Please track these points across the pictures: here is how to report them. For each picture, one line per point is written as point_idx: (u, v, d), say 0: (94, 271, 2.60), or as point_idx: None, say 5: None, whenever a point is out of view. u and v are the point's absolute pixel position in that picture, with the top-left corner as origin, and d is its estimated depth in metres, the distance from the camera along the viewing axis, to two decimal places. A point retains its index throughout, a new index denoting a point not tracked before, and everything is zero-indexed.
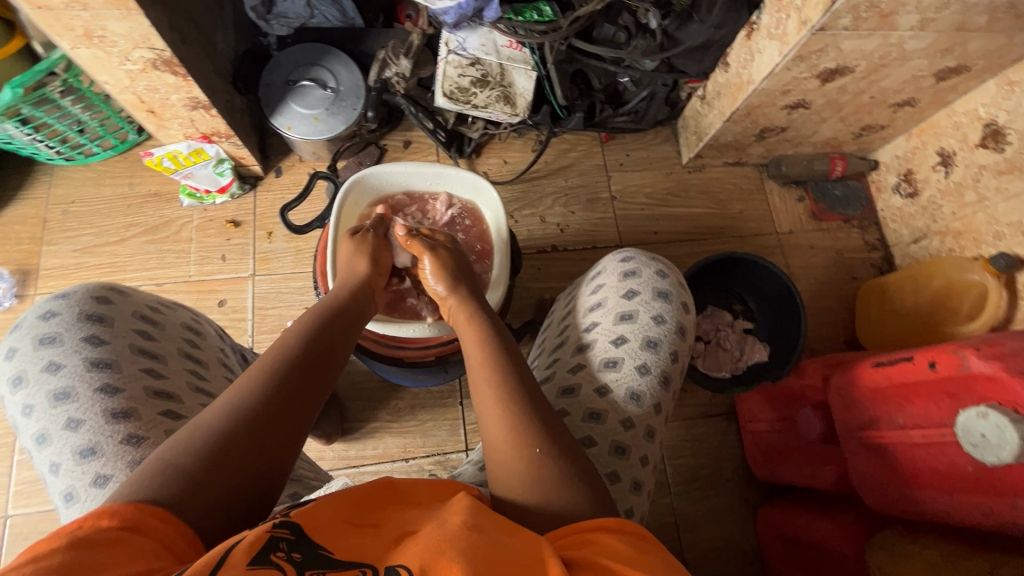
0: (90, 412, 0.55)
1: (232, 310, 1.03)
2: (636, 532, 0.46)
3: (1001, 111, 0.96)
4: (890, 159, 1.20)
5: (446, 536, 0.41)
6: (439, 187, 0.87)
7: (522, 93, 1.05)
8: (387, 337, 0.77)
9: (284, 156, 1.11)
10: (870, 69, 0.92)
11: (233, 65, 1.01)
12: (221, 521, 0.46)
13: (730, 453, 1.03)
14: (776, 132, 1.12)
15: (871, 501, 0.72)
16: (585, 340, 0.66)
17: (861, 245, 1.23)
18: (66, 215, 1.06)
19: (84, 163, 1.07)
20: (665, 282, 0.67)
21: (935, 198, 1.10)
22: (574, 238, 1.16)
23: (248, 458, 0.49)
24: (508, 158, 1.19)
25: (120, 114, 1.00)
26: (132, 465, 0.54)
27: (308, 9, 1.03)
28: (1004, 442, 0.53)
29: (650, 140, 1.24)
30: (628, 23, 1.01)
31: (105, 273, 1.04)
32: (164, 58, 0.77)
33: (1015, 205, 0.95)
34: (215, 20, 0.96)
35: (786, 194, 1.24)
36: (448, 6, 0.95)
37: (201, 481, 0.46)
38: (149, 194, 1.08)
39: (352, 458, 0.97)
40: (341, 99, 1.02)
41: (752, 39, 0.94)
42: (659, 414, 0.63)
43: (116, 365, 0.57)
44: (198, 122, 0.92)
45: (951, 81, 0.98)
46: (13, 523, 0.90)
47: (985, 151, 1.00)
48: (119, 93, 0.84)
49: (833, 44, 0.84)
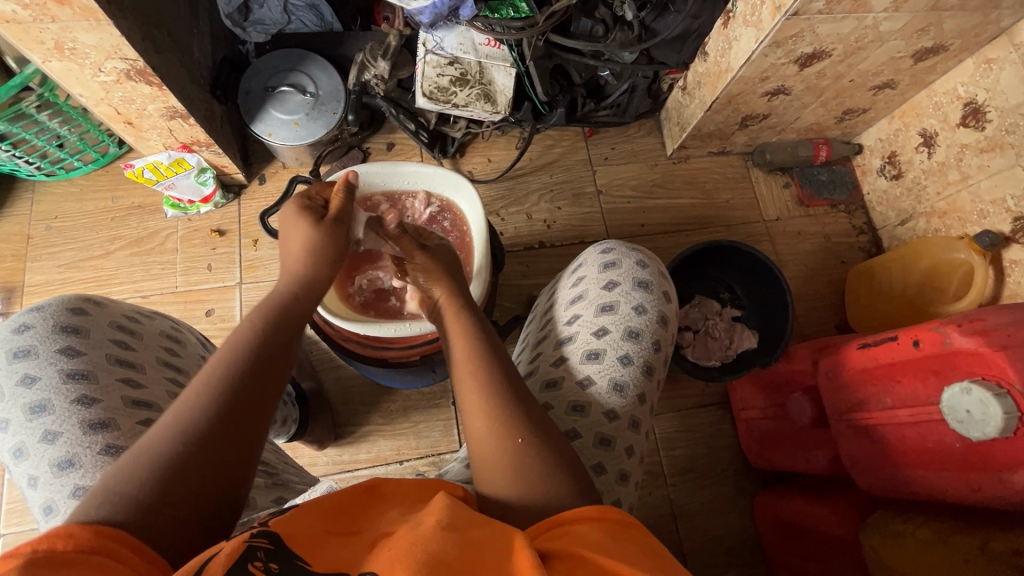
0: (67, 424, 0.55)
1: (220, 319, 1.03)
2: (615, 517, 0.46)
3: (980, 90, 0.97)
4: (873, 142, 1.20)
5: (416, 539, 0.41)
6: (418, 186, 0.86)
7: (501, 90, 1.05)
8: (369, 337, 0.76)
9: (267, 163, 1.11)
10: (847, 53, 0.92)
11: (211, 73, 1.01)
12: (183, 533, 0.46)
13: (724, 442, 1.03)
14: (758, 119, 1.12)
15: (863, 483, 0.72)
16: (567, 333, 0.65)
17: (848, 229, 1.23)
18: (49, 231, 1.05)
19: (66, 178, 1.07)
20: (645, 272, 0.67)
21: (919, 179, 1.10)
22: (561, 234, 1.16)
23: (210, 463, 0.49)
24: (492, 156, 1.19)
25: (99, 127, 1.00)
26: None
27: (286, 15, 1.04)
28: (988, 417, 0.53)
29: (634, 132, 1.24)
30: (605, 16, 1.01)
31: (90, 288, 1.03)
32: (138, 68, 0.76)
33: (998, 183, 0.96)
34: (190, 29, 0.96)
35: (771, 181, 1.24)
36: (424, 5, 0.94)
37: (160, 495, 0.46)
38: (132, 207, 1.07)
39: (346, 462, 0.96)
40: (320, 104, 1.02)
41: (728, 27, 0.94)
42: (644, 405, 0.63)
43: (92, 377, 0.57)
44: (177, 132, 0.92)
45: (929, 61, 0.98)
46: (6, 542, 0.90)
47: (967, 130, 1.00)
48: (95, 105, 0.83)
49: (809, 29, 0.84)
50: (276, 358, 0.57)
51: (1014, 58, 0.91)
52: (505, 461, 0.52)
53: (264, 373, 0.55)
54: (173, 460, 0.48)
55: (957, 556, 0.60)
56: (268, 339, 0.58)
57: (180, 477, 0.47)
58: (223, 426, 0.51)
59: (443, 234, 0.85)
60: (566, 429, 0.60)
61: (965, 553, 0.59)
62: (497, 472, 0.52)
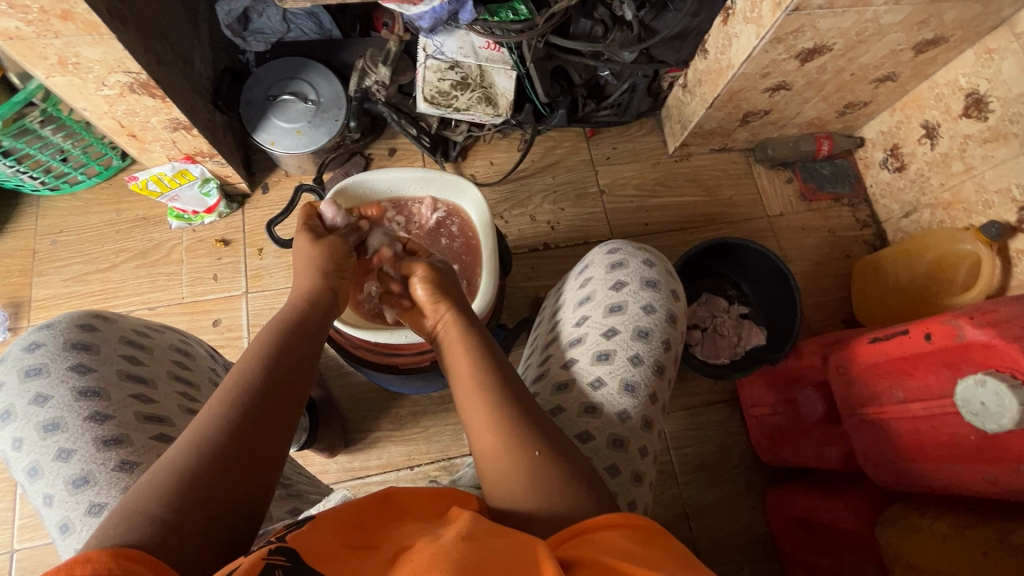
0: (81, 441, 0.55)
1: (227, 329, 1.03)
2: (631, 522, 0.46)
3: (982, 80, 0.97)
4: (875, 135, 1.20)
5: (438, 550, 0.41)
6: (424, 192, 0.87)
7: (502, 92, 1.05)
8: (381, 344, 0.76)
9: (270, 172, 1.11)
10: (848, 47, 0.92)
11: (213, 84, 1.01)
12: (202, 550, 0.46)
13: (734, 439, 1.02)
14: (760, 115, 1.12)
15: (878, 478, 0.72)
16: (576, 334, 0.65)
17: (853, 223, 1.23)
18: (55, 245, 1.05)
19: (70, 192, 1.07)
20: (653, 271, 0.67)
21: (922, 171, 1.10)
22: (566, 235, 1.16)
23: (235, 478, 0.50)
24: (494, 159, 1.19)
25: (102, 140, 1.00)
26: (126, 492, 0.54)
27: (286, 23, 1.04)
28: (1004, 409, 0.53)
29: (635, 132, 1.24)
30: (605, 17, 1.00)
31: (97, 301, 1.03)
32: (141, 81, 0.77)
33: (1002, 173, 0.96)
34: (190, 40, 0.96)
35: (774, 177, 1.24)
36: (424, 11, 0.93)
37: (184, 503, 0.46)
38: (136, 219, 1.07)
39: (357, 469, 0.96)
40: (322, 112, 1.02)
41: (728, 24, 0.94)
42: (656, 404, 0.63)
43: (104, 393, 0.57)
44: (180, 143, 0.92)
45: (930, 53, 0.98)
46: (20, 557, 0.90)
47: (969, 121, 1.00)
48: (99, 119, 0.83)
49: (809, 24, 0.84)
50: (292, 373, 0.58)
51: (1016, 48, 0.91)
52: (512, 475, 0.52)
53: (283, 387, 0.56)
54: (200, 476, 0.48)
55: (977, 550, 0.59)
56: (284, 355, 0.59)
57: (207, 492, 0.48)
58: (246, 441, 0.52)
59: (449, 239, 0.85)
60: (577, 431, 0.60)
61: (985, 547, 0.59)
62: (507, 487, 0.52)
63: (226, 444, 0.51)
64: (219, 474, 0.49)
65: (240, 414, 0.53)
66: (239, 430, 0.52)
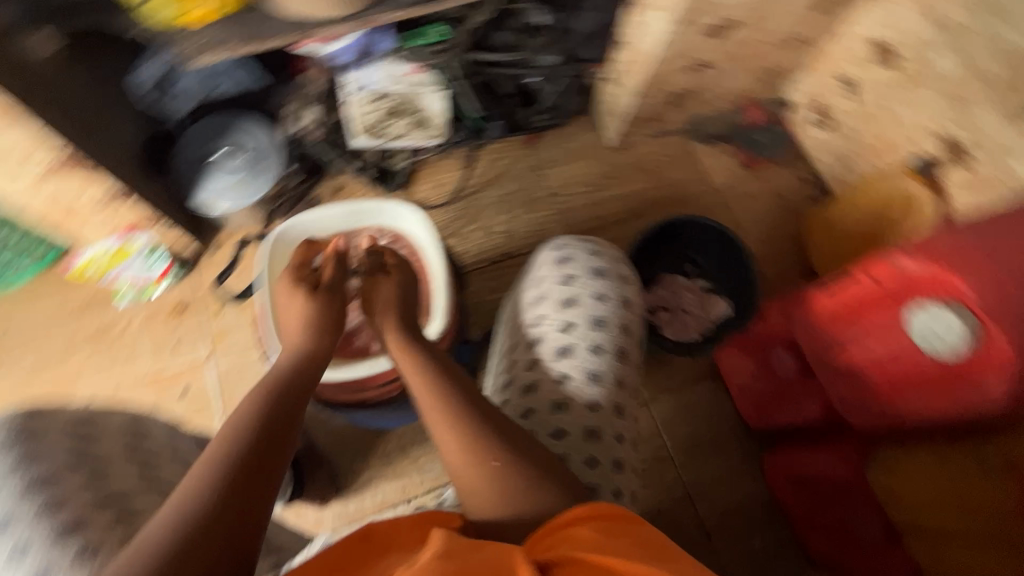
0: (37, 530, 0.53)
1: (199, 396, 1.00)
2: (609, 513, 0.45)
3: (883, 29, 1.02)
4: (800, 97, 1.24)
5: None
6: (367, 222, 0.87)
7: (434, 114, 1.07)
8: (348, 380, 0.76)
9: (217, 230, 1.08)
10: (754, 17, 0.96)
11: (143, 150, 0.95)
12: None
13: (722, 412, 1.03)
14: (687, 95, 1.16)
15: (858, 422, 0.73)
16: (534, 335, 0.65)
17: (796, 182, 1.26)
18: (5, 342, 1.02)
19: (12, 285, 1.04)
20: (598, 261, 0.68)
21: (849, 122, 1.15)
22: (524, 242, 1.17)
23: (240, 497, 0.52)
24: (441, 180, 1.19)
25: (29, 233, 0.97)
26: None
27: (212, 78, 0.99)
28: (953, 331, 0.56)
29: (574, 131, 1.26)
30: (518, 26, 1.02)
31: (58, 391, 1.00)
32: (67, 157, 0.77)
33: (919, 111, 1.00)
34: (116, 108, 0.90)
35: (714, 152, 1.28)
36: (342, 47, 0.97)
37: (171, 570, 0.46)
38: (87, 300, 1.05)
39: (353, 513, 0.94)
40: (262, 157, 1.02)
41: (637, 13, 0.97)
42: (625, 389, 0.64)
43: (53, 483, 0.55)
44: (118, 215, 0.91)
45: (832, 11, 1.03)
46: None
47: (881, 69, 1.05)
48: (32, 200, 0.84)
49: (712, 1, 0.88)
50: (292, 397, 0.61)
51: None
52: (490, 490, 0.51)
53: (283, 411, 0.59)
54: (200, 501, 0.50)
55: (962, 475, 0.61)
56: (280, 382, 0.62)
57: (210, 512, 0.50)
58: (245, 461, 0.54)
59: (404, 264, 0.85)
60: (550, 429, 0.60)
61: None
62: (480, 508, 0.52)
63: (227, 467, 0.53)
64: (221, 494, 0.51)
65: (236, 440, 0.55)
66: (225, 488, 0.51)
